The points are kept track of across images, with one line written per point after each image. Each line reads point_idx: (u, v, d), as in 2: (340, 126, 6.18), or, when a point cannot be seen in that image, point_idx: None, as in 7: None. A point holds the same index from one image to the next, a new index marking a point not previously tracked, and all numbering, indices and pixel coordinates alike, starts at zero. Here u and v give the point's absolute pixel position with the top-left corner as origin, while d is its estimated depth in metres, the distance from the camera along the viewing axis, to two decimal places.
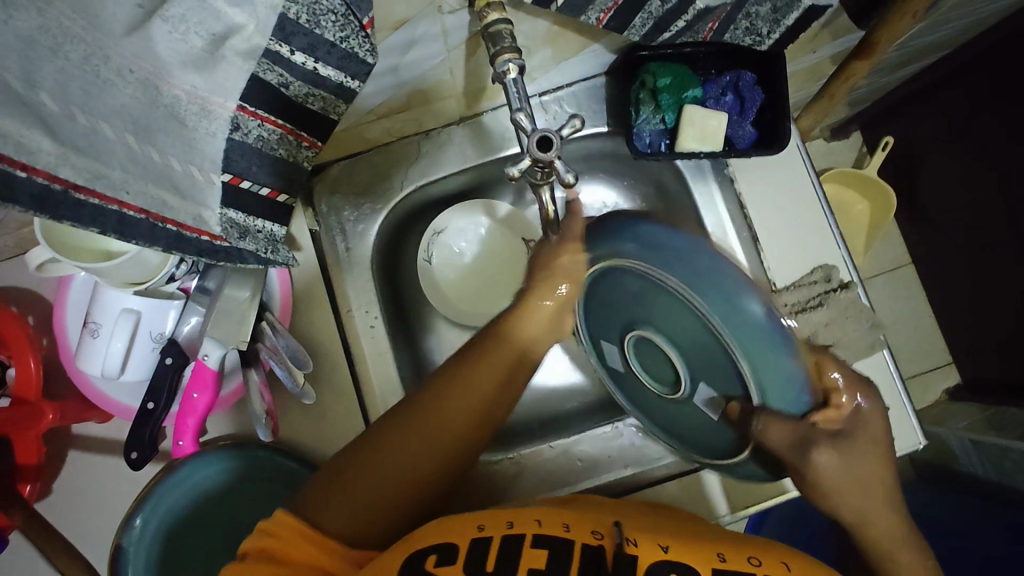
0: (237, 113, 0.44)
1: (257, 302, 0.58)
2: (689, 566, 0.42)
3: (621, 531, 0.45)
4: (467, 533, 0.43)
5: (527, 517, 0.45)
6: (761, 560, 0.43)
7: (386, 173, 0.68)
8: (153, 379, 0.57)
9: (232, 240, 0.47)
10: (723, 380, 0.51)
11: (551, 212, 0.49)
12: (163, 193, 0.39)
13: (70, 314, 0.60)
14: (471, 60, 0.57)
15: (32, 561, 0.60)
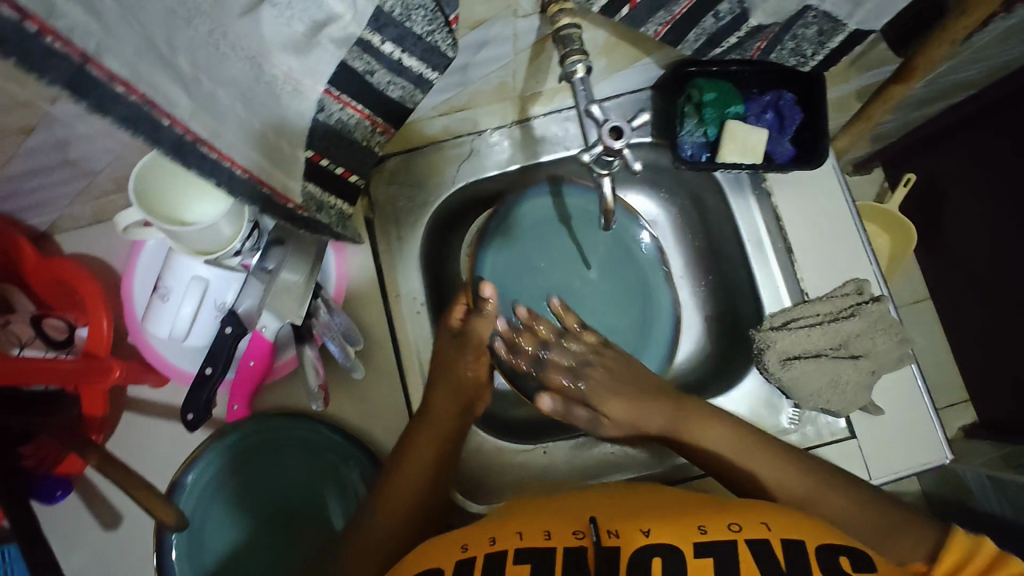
0: (323, 96, 0.47)
1: (309, 289, 0.61)
2: (673, 546, 0.45)
3: (598, 526, 0.48)
4: (453, 556, 0.47)
5: (510, 531, 0.49)
6: (739, 526, 0.46)
7: (439, 168, 0.72)
8: (213, 346, 0.60)
9: (310, 211, 0.53)
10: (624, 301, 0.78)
11: (612, 208, 0.51)
12: (262, 159, 0.45)
13: (140, 281, 0.64)
14: (531, 65, 0.61)
15: (79, 516, 0.62)
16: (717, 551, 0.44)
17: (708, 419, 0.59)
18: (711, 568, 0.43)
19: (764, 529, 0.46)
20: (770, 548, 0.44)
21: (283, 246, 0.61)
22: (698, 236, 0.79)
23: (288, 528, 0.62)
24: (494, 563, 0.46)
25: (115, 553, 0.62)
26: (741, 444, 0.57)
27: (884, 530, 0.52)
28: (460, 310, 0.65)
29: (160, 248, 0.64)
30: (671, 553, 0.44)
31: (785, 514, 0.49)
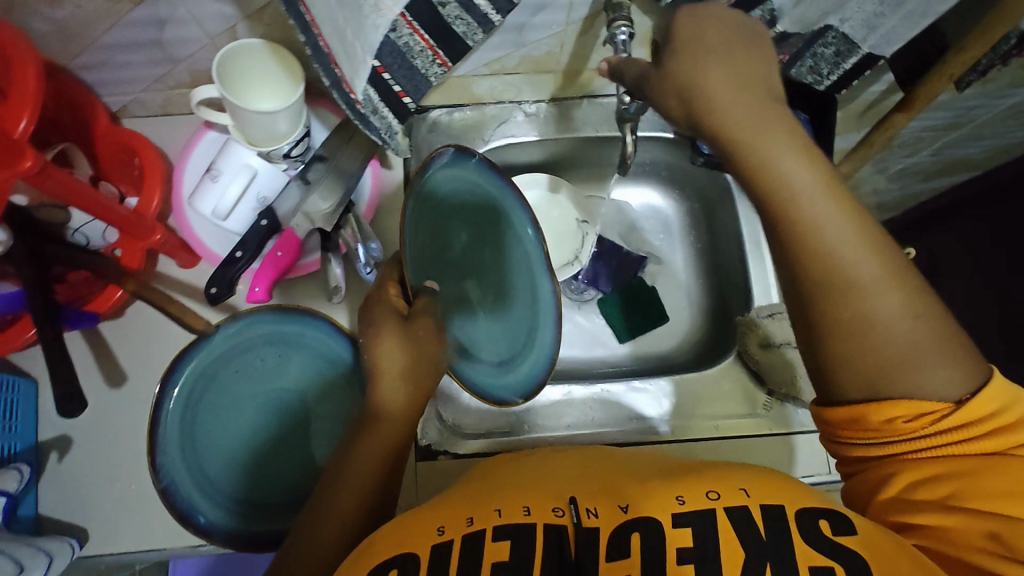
0: (398, 19, 0.53)
1: (332, 217, 0.66)
2: (651, 518, 0.45)
3: (578, 505, 0.47)
4: (428, 539, 0.46)
5: (489, 509, 0.47)
6: (717, 495, 0.46)
7: (478, 127, 0.79)
8: (247, 233, 0.65)
9: (366, 109, 0.60)
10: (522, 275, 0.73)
11: (631, 155, 0.60)
12: (338, 47, 0.54)
13: (193, 164, 0.69)
14: (579, 40, 0.68)
15: (87, 369, 0.66)
16: (695, 522, 0.44)
17: (788, 131, 0.41)
18: (688, 540, 0.43)
19: (743, 494, 0.46)
20: (747, 515, 0.44)
21: (325, 162, 0.67)
22: (703, 235, 0.86)
23: (280, 420, 0.66)
24: (470, 545, 0.44)
25: (113, 410, 0.65)
26: (813, 164, 0.41)
27: (930, 354, 0.42)
28: (399, 305, 0.58)
29: (217, 139, 0.70)
30: (648, 528, 0.44)
31: (764, 474, 0.49)
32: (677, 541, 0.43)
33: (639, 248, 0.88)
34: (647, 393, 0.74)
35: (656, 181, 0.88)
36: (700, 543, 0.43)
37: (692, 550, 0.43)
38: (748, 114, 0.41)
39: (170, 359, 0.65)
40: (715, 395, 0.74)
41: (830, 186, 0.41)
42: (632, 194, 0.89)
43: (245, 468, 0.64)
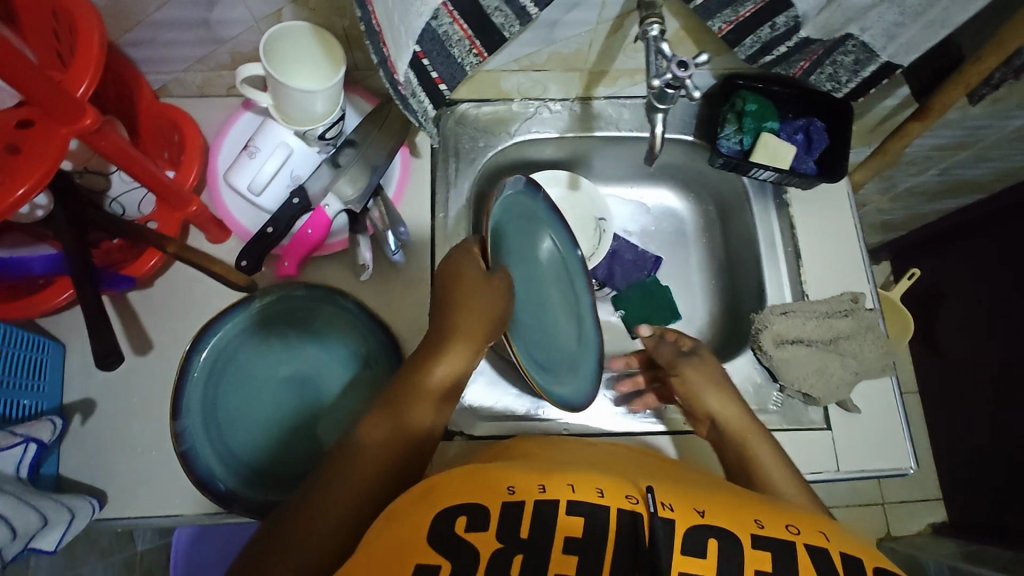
0: (440, 8, 0.56)
1: (360, 202, 0.69)
2: (726, 530, 0.46)
3: (654, 497, 0.49)
4: (501, 497, 0.46)
5: (562, 482, 0.48)
6: (796, 531, 0.47)
7: (504, 122, 0.82)
8: (279, 210, 0.67)
9: (406, 92, 0.61)
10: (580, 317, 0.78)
11: (657, 149, 0.63)
12: (389, 30, 0.54)
13: (229, 143, 0.71)
14: (608, 39, 0.71)
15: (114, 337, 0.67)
16: (774, 548, 0.46)
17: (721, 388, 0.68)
18: (768, 564, 0.45)
19: (822, 538, 0.47)
20: (826, 553, 0.46)
21: (355, 148, 0.70)
22: (718, 239, 0.88)
23: (300, 391, 0.67)
24: (544, 514, 0.45)
25: (138, 377, 0.66)
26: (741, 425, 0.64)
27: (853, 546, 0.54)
28: (481, 262, 0.65)
29: (253, 120, 0.72)
30: (727, 540, 0.46)
31: (811, 515, 0.51)
32: (754, 561, 0.45)
33: (653, 249, 0.91)
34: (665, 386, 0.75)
35: (674, 184, 0.90)
36: (777, 566, 0.45)
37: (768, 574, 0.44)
38: (694, 368, 0.70)
39: (200, 326, 0.67)
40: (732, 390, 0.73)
41: (743, 427, 0.64)
42: (648, 194, 0.92)
43: (266, 440, 0.65)
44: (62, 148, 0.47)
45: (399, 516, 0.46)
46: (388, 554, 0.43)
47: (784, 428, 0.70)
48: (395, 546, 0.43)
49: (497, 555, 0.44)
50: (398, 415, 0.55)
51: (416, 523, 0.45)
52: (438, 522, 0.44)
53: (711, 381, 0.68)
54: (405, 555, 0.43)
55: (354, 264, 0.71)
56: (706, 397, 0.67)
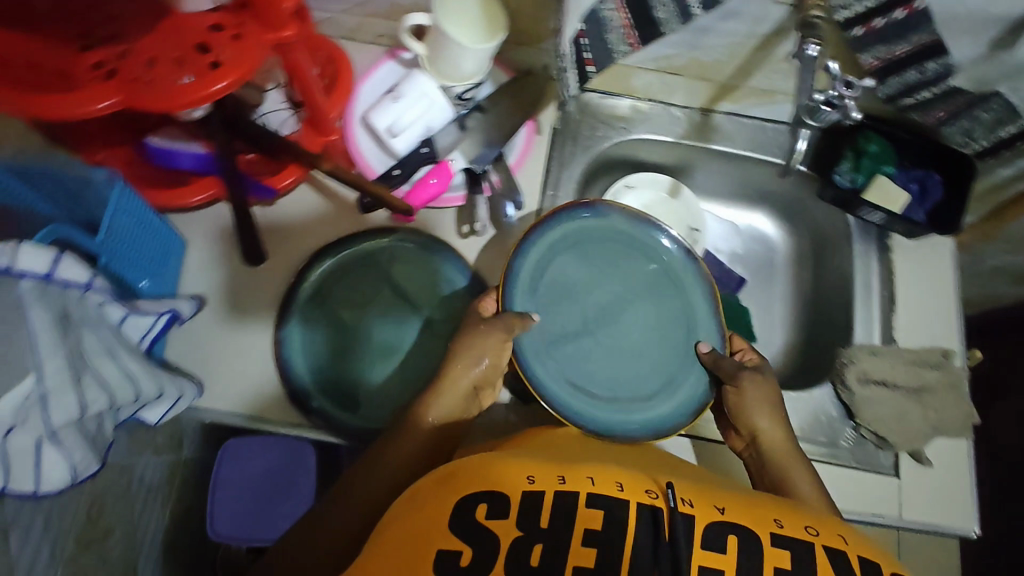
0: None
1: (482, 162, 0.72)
2: (744, 527, 0.49)
3: (674, 492, 0.52)
4: (518, 487, 0.50)
5: (582, 475, 0.51)
6: (816, 532, 0.50)
7: (624, 119, 0.84)
8: (408, 156, 0.70)
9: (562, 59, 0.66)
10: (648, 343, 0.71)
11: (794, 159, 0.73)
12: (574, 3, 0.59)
13: (370, 86, 0.74)
14: (750, 55, 0.72)
15: (231, 244, 0.71)
16: (793, 546, 0.48)
17: (770, 400, 0.66)
18: (787, 563, 0.47)
19: (841, 540, 0.50)
20: (846, 558, 0.48)
21: (483, 114, 0.74)
22: (808, 272, 0.88)
23: (393, 329, 0.71)
24: (564, 505, 0.49)
25: (248, 288, 0.70)
26: (781, 449, 0.64)
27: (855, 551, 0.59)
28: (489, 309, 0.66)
29: (396, 69, 0.75)
30: (747, 537, 0.48)
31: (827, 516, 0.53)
32: (774, 560, 0.47)
33: (739, 269, 0.92)
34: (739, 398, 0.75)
35: (772, 212, 0.91)
36: (797, 565, 0.47)
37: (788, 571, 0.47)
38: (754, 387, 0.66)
39: (318, 248, 0.72)
40: (806, 418, 0.73)
41: (782, 447, 0.64)
42: (742, 216, 0.92)
43: (357, 370, 0.69)
44: (255, 52, 0.52)
45: (421, 498, 0.51)
46: (412, 529, 0.48)
47: (848, 465, 0.70)
48: (419, 525, 0.48)
49: (517, 542, 0.47)
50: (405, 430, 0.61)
51: (438, 509, 0.49)
52: (459, 507, 0.49)
53: (768, 397, 0.67)
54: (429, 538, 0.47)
55: (467, 222, 0.74)
56: (756, 416, 0.65)
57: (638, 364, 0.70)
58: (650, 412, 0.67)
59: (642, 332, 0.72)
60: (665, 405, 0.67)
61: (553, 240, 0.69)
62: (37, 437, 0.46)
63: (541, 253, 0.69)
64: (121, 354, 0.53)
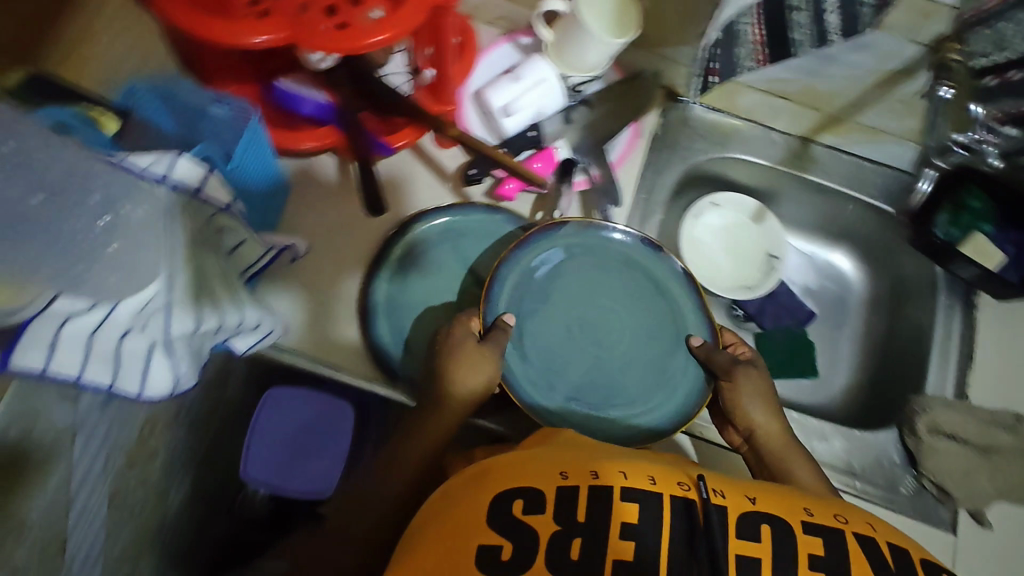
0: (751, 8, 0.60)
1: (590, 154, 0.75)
2: (778, 516, 0.51)
3: (705, 483, 0.54)
4: (554, 482, 0.52)
5: (614, 470, 0.52)
6: (846, 519, 0.53)
7: (725, 136, 0.84)
8: (514, 137, 0.72)
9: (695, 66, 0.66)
10: (644, 342, 0.71)
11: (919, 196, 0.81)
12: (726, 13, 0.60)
13: (488, 64, 0.76)
14: (868, 92, 0.72)
15: (331, 195, 0.73)
16: (826, 534, 0.51)
17: (765, 395, 0.69)
18: (820, 548, 0.50)
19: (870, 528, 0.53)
20: (875, 545, 0.51)
21: (590, 108, 0.76)
22: (881, 318, 0.88)
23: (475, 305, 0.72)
24: (600, 499, 0.50)
25: (341, 241, 0.72)
26: (781, 445, 0.67)
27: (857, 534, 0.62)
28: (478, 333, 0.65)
29: (514, 53, 0.76)
30: (780, 527, 0.51)
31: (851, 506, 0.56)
32: (809, 546, 0.50)
33: (809, 302, 0.91)
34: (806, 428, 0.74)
35: (853, 251, 0.91)
36: (831, 553, 0.50)
37: (822, 558, 0.49)
38: (749, 384, 0.68)
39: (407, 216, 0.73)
40: (867, 460, 0.72)
41: (777, 441, 0.68)
42: (821, 251, 0.92)
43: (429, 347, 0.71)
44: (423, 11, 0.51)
45: (457, 498, 0.53)
46: (454, 526, 0.51)
47: (905, 514, 0.69)
48: (461, 521, 0.51)
49: (555, 536, 0.49)
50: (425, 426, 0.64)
51: (475, 508, 0.51)
52: (498, 502, 0.51)
53: (764, 393, 0.69)
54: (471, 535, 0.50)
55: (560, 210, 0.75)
56: (751, 409, 0.68)
57: (638, 360, 0.71)
58: (656, 411, 0.68)
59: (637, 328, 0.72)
60: (668, 401, 0.69)
61: (536, 257, 0.69)
62: (153, 342, 0.45)
63: (527, 268, 0.69)
64: (228, 279, 0.55)
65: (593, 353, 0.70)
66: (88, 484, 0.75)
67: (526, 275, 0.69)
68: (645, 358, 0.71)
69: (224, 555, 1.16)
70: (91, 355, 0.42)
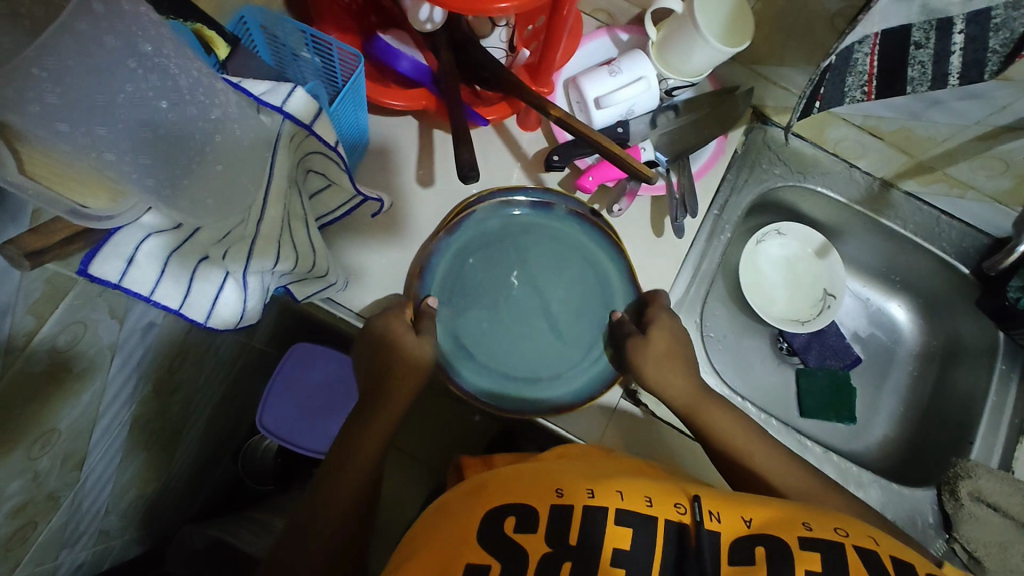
0: (870, 35, 0.58)
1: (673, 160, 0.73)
2: (775, 536, 0.51)
3: (700, 504, 0.53)
4: (547, 500, 0.52)
5: (611, 490, 0.52)
6: (845, 532, 0.52)
7: (805, 165, 0.83)
8: (603, 131, 0.71)
9: (807, 95, 0.61)
10: (566, 320, 0.72)
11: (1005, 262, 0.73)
12: (859, 28, 0.56)
13: (586, 53, 0.75)
14: (965, 143, 0.70)
15: (408, 159, 0.73)
16: (823, 548, 0.50)
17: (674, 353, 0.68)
18: (816, 562, 0.49)
19: (872, 541, 0.52)
20: (877, 558, 0.50)
21: (676, 114, 0.74)
22: (930, 377, 0.86)
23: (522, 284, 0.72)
24: (595, 522, 0.50)
25: (412, 206, 0.72)
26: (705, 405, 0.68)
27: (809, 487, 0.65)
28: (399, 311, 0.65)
29: (614, 45, 0.75)
30: (775, 546, 0.50)
31: (853, 522, 0.54)
32: (804, 560, 0.49)
33: (858, 347, 0.90)
34: (845, 473, 0.73)
35: (912, 303, 0.89)
36: (827, 565, 0.49)
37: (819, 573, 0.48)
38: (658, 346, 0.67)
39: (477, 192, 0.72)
40: (900, 513, 0.71)
41: (692, 397, 0.68)
42: (877, 298, 0.91)
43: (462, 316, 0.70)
44: None
45: (449, 511, 0.55)
46: (443, 542, 0.51)
47: None
48: (451, 534, 0.51)
49: (547, 556, 0.49)
50: (368, 418, 0.65)
51: (466, 525, 0.52)
52: (489, 519, 0.52)
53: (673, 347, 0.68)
54: (460, 549, 0.50)
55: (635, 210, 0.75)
56: (665, 370, 0.67)
57: (560, 334, 0.71)
58: (574, 379, 0.69)
59: (563, 308, 0.72)
60: (584, 372, 0.70)
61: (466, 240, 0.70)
62: (226, 272, 0.50)
63: (461, 253, 0.70)
64: (311, 222, 0.56)
65: (521, 333, 0.71)
66: (117, 405, 0.74)
67: (457, 263, 0.70)
68: (565, 335, 0.71)
69: (224, 500, 1.17)
70: (164, 272, 0.46)
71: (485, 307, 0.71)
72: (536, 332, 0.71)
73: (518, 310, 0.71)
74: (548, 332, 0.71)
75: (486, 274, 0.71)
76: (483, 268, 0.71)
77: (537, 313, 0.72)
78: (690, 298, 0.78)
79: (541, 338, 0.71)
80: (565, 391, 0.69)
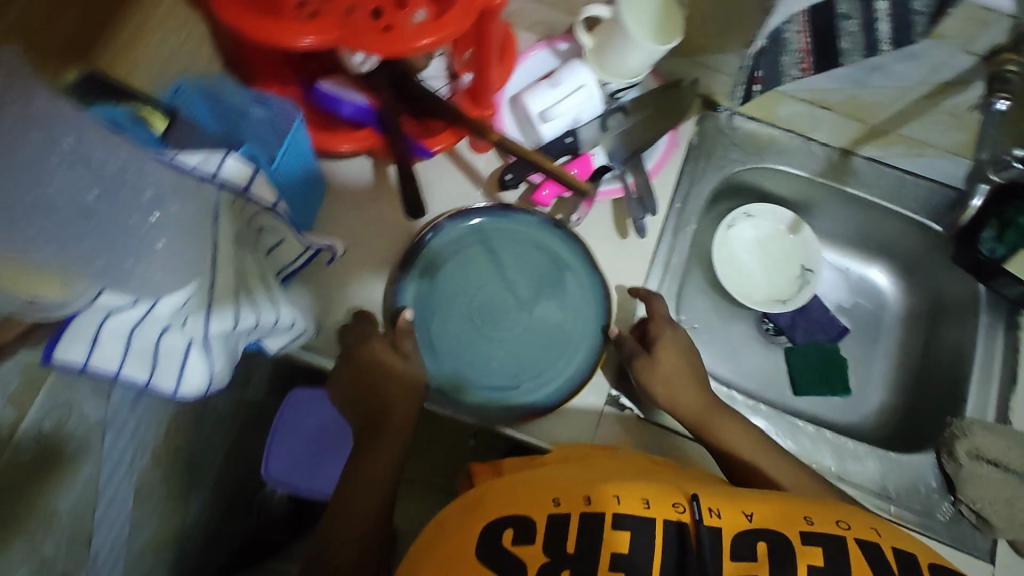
0: (797, 16, 0.58)
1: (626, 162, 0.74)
2: (777, 534, 0.50)
3: (699, 502, 0.52)
4: (545, 509, 0.52)
5: (608, 495, 0.52)
6: (848, 526, 0.52)
7: (762, 146, 0.83)
8: (552, 143, 0.71)
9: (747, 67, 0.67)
10: (541, 322, 0.72)
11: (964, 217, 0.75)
12: (777, 16, 0.58)
13: (526, 69, 0.75)
14: (914, 104, 0.70)
15: (365, 197, 0.74)
16: (826, 543, 0.50)
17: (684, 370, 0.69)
18: (819, 559, 0.49)
19: (875, 534, 0.52)
20: (881, 552, 0.50)
21: (625, 115, 0.73)
22: (918, 338, 0.86)
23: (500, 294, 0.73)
24: (592, 527, 0.50)
25: (377, 242, 0.73)
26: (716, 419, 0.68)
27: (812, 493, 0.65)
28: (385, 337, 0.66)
29: (553, 57, 0.76)
30: (776, 545, 0.50)
31: (856, 513, 0.54)
32: (807, 557, 0.49)
33: (844, 317, 0.90)
34: (842, 448, 0.73)
35: (891, 266, 0.89)
36: (830, 562, 0.49)
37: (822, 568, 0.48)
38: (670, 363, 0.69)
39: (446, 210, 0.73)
40: (902, 480, 0.71)
41: (702, 411, 0.68)
42: (856, 265, 0.91)
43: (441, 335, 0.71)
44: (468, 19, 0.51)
45: (448, 523, 0.55)
46: (442, 560, 0.52)
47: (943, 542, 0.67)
48: (449, 551, 0.52)
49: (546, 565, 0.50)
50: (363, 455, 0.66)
51: (464, 541, 0.52)
52: (486, 533, 0.52)
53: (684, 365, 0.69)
54: (458, 565, 0.50)
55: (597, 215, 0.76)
56: (673, 386, 0.68)
57: (536, 337, 0.72)
58: (551, 380, 0.69)
59: (537, 311, 0.72)
60: (561, 373, 0.70)
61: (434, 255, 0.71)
62: (189, 338, 0.47)
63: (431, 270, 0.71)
64: (268, 277, 0.56)
65: (501, 341, 0.71)
66: (115, 480, 0.75)
67: (428, 282, 0.71)
68: (540, 338, 0.72)
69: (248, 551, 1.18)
70: (130, 350, 0.44)
71: (463, 322, 0.71)
72: (514, 339, 0.71)
73: (497, 319, 0.72)
74: (524, 337, 0.72)
75: (461, 287, 0.72)
76: (457, 283, 0.72)
77: (513, 320, 0.72)
78: (665, 293, 0.78)
79: (518, 344, 0.71)
80: (546, 393, 0.69)
